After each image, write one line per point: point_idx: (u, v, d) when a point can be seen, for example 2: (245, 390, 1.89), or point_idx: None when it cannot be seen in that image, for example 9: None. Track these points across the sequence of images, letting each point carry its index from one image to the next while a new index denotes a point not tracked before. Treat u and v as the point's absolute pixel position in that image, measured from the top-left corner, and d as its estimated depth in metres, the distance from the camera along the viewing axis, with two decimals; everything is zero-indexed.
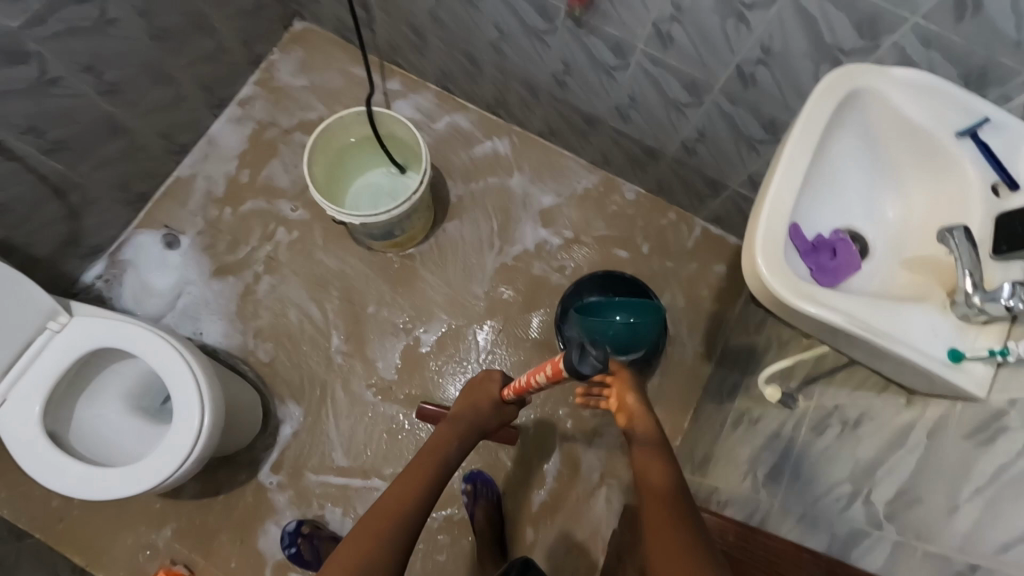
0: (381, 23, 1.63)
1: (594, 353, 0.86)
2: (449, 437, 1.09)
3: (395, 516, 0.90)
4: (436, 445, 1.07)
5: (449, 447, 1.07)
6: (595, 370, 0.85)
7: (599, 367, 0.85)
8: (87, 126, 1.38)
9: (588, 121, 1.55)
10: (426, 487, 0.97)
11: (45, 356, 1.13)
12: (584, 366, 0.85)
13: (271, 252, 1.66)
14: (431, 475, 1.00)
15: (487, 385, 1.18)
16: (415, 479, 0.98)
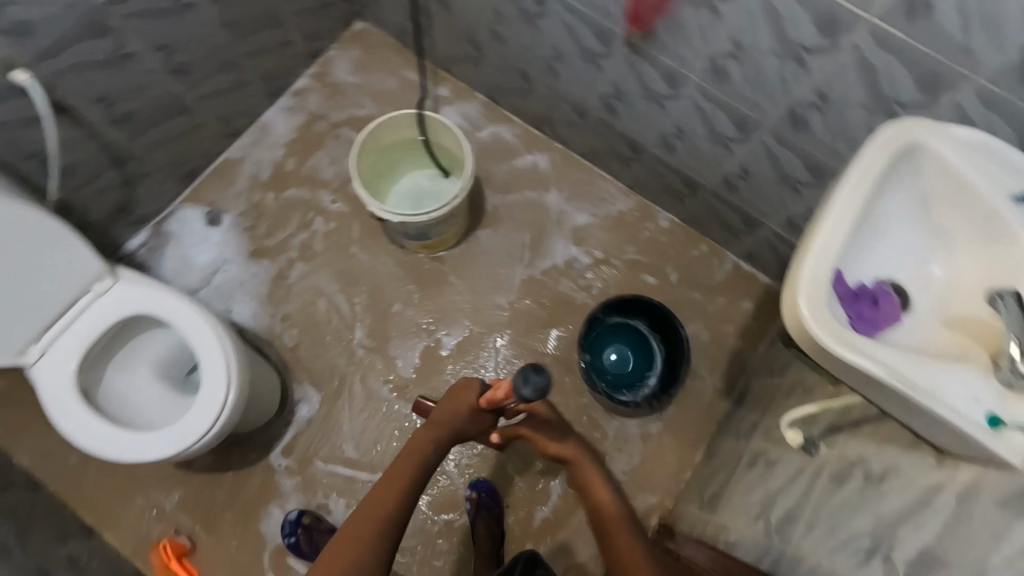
0: (440, 31, 1.67)
1: (537, 376, 0.89)
2: (424, 440, 1.13)
3: (383, 520, 1.06)
4: (412, 452, 1.13)
5: (427, 450, 1.12)
6: (535, 392, 0.88)
7: (540, 390, 0.88)
8: (152, 102, 1.44)
9: (631, 146, 1.57)
10: (407, 489, 1.10)
11: (87, 315, 1.17)
12: (525, 388, 0.88)
13: (307, 240, 1.70)
14: (410, 480, 1.11)
15: (464, 393, 1.10)
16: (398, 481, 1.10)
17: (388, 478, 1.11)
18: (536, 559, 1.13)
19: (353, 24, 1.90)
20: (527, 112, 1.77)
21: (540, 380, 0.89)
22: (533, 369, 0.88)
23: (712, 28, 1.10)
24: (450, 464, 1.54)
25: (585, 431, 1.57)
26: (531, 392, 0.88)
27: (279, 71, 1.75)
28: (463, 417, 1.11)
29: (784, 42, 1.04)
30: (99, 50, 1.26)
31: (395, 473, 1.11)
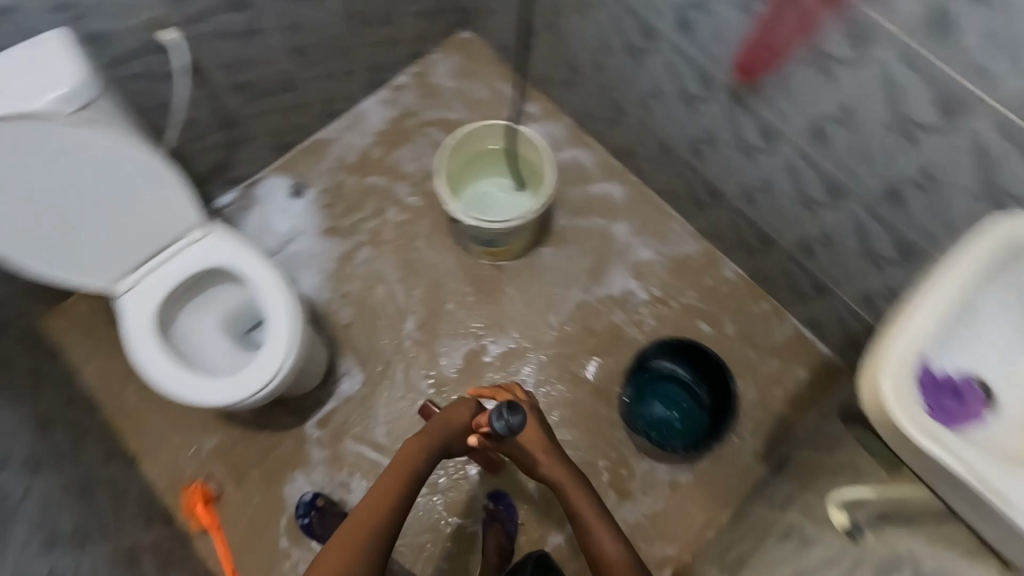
0: (542, 52, 1.73)
1: (511, 415, 1.02)
2: (416, 448, 1.12)
3: (371, 532, 1.05)
4: (400, 464, 1.11)
5: (420, 460, 1.12)
6: (506, 428, 1.01)
7: (510, 428, 1.01)
8: (270, 75, 1.55)
9: (711, 192, 1.56)
10: (397, 498, 1.09)
11: (175, 261, 1.23)
12: (499, 422, 1.02)
13: (379, 226, 1.77)
14: (399, 490, 1.09)
15: (459, 410, 1.19)
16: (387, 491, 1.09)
17: (375, 496, 1.09)
18: (545, 561, 1.34)
19: (459, 33, 1.99)
20: (610, 141, 1.79)
21: (513, 419, 1.02)
22: (507, 406, 1.02)
23: (823, 90, 1.10)
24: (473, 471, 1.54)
25: (612, 466, 1.55)
26: (504, 427, 1.02)
27: (384, 65, 1.85)
28: (458, 431, 1.18)
29: (897, 115, 1.02)
30: (238, 22, 1.37)
31: (384, 487, 1.09)
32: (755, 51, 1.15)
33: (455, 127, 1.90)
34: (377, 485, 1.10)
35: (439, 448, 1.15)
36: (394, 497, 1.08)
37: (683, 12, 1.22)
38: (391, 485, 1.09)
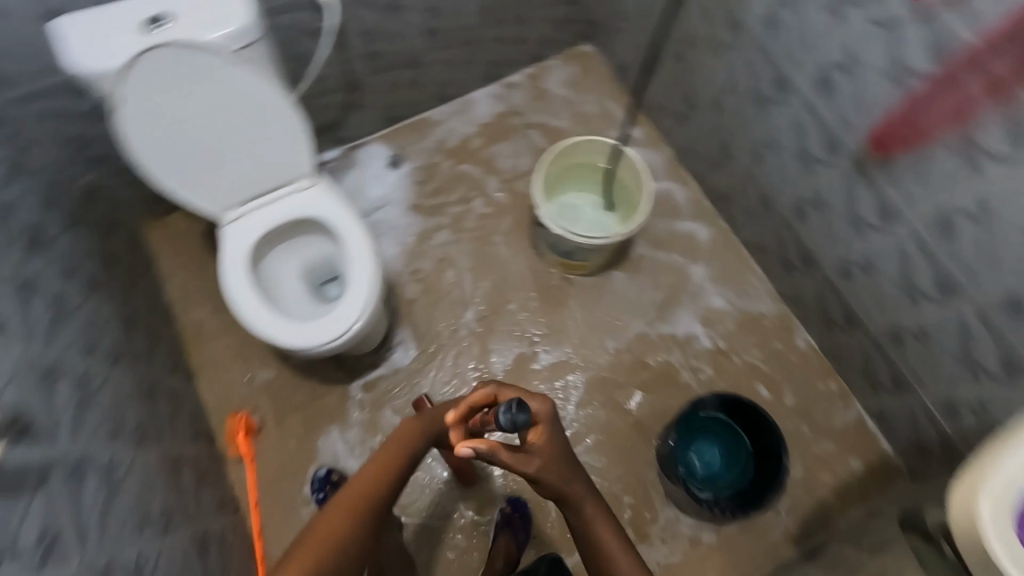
0: (662, 80, 1.72)
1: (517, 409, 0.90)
2: (411, 430, 1.11)
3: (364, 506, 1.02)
4: (379, 459, 1.07)
5: (415, 442, 1.10)
6: (514, 421, 0.89)
7: (517, 420, 0.89)
8: (401, 49, 1.61)
9: (805, 256, 1.51)
10: (392, 477, 1.07)
11: (281, 203, 1.28)
12: (506, 416, 0.90)
13: (462, 213, 1.81)
14: (394, 468, 1.07)
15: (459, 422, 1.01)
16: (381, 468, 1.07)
17: (352, 492, 1.03)
18: (557, 562, 1.40)
19: (581, 45, 2.02)
20: (709, 182, 1.77)
21: (519, 416, 0.90)
22: (513, 402, 0.90)
23: (962, 182, 1.04)
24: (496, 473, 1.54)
25: (636, 505, 1.52)
26: (509, 423, 0.90)
27: (505, 61, 1.89)
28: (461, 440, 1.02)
29: None
30: None
31: (368, 476, 1.05)
32: (896, 126, 1.11)
33: (556, 135, 1.92)
34: (355, 480, 1.05)
35: (427, 439, 1.12)
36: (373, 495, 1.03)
37: (829, 70, 1.19)
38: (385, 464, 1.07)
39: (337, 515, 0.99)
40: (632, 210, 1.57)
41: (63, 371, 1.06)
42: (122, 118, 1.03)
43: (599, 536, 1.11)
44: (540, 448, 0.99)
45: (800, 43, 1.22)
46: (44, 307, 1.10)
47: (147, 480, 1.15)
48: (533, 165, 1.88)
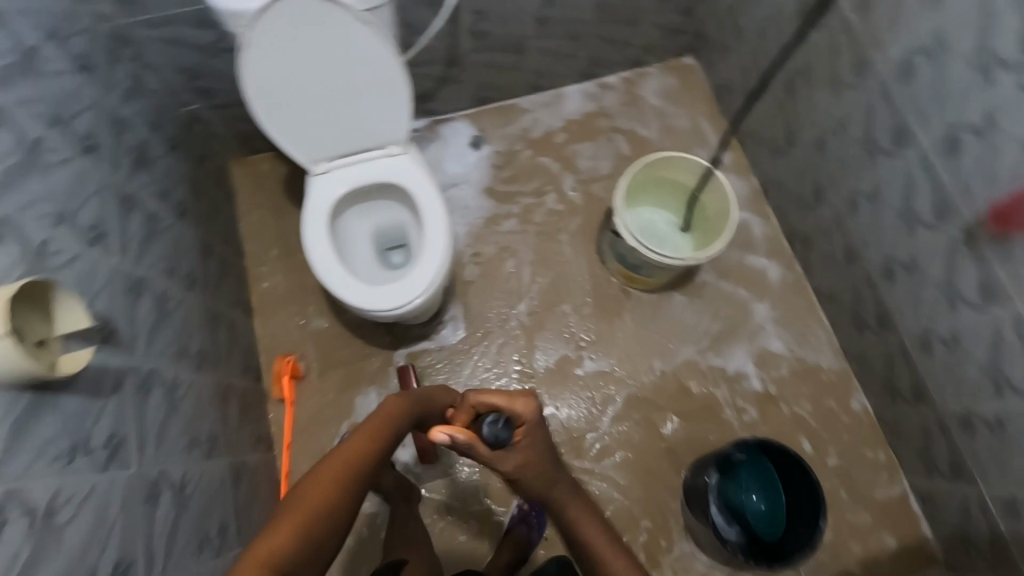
0: (766, 108, 1.66)
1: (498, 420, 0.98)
2: (397, 409, 1.05)
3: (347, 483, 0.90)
4: (362, 436, 0.98)
5: (401, 421, 1.05)
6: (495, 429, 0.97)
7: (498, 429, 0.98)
8: (509, 32, 1.60)
9: (883, 317, 1.43)
10: (377, 453, 0.97)
11: (369, 165, 1.29)
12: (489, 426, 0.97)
13: (533, 206, 1.80)
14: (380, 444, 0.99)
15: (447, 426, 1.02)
16: (368, 442, 0.97)
17: (337, 464, 0.91)
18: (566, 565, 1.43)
19: (684, 57, 1.96)
20: (792, 220, 1.70)
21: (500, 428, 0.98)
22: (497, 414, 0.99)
23: None
24: None
25: (653, 531, 1.50)
26: (491, 435, 0.97)
27: (605, 61, 1.86)
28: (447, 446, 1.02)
29: None
30: None
31: (355, 450, 0.95)
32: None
33: (641, 144, 1.88)
34: (340, 453, 0.94)
35: (411, 418, 1.08)
36: (358, 469, 0.92)
37: (959, 131, 1.12)
38: (372, 441, 0.97)
39: (321, 483, 0.87)
40: (709, 238, 1.53)
41: (147, 287, 1.11)
42: (244, 59, 1.05)
43: (581, 526, 1.16)
44: (524, 447, 1.05)
45: (934, 98, 1.15)
46: (139, 224, 1.15)
47: (200, 404, 1.20)
48: (612, 170, 1.85)
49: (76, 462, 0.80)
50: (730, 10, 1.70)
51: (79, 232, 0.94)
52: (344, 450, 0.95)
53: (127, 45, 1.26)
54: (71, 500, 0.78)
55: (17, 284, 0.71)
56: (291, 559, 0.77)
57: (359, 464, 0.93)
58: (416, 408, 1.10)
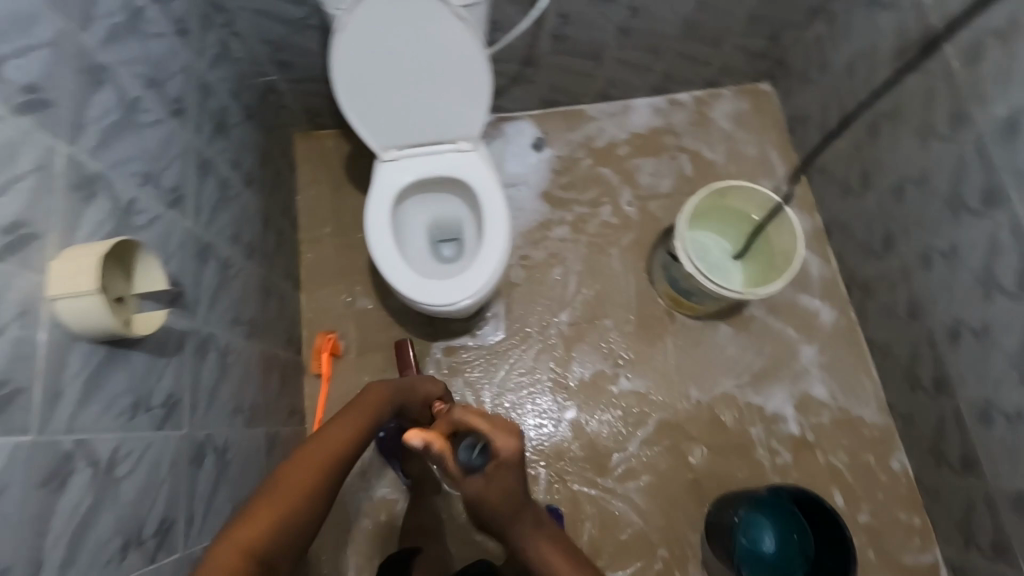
0: (844, 146, 1.60)
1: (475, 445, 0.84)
2: (382, 398, 1.03)
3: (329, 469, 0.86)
4: (338, 422, 0.93)
5: (385, 411, 1.02)
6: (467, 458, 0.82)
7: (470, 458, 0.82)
8: (590, 39, 1.57)
9: (940, 380, 1.38)
10: (361, 440, 0.94)
11: (438, 157, 1.28)
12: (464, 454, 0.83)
13: (587, 215, 1.78)
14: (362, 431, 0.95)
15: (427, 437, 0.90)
16: (352, 429, 0.93)
17: (315, 453, 0.87)
18: None
19: (761, 83, 1.91)
20: (854, 265, 1.64)
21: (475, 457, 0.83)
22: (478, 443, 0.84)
23: None
24: (541, 476, 1.53)
25: (669, 560, 1.47)
26: (464, 462, 0.82)
27: (681, 78, 1.82)
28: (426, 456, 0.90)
29: None
30: None
31: (339, 436, 0.90)
32: None
33: (706, 167, 1.84)
34: (317, 440, 0.89)
35: (394, 407, 1.06)
36: (334, 459, 0.87)
37: None
38: (357, 427, 0.94)
39: (300, 472, 0.83)
40: (767, 274, 1.48)
41: (212, 253, 1.13)
42: (336, 37, 1.06)
43: None
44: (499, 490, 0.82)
45: None
46: (212, 190, 1.17)
47: (246, 372, 1.22)
48: (672, 190, 1.81)
49: (138, 418, 0.83)
50: (819, 41, 1.64)
51: (161, 193, 0.96)
52: (323, 439, 0.89)
53: (220, 12, 1.28)
54: (130, 455, 0.80)
55: (108, 242, 0.73)
56: (271, 547, 0.76)
57: (336, 452, 0.88)
58: (398, 396, 1.07)
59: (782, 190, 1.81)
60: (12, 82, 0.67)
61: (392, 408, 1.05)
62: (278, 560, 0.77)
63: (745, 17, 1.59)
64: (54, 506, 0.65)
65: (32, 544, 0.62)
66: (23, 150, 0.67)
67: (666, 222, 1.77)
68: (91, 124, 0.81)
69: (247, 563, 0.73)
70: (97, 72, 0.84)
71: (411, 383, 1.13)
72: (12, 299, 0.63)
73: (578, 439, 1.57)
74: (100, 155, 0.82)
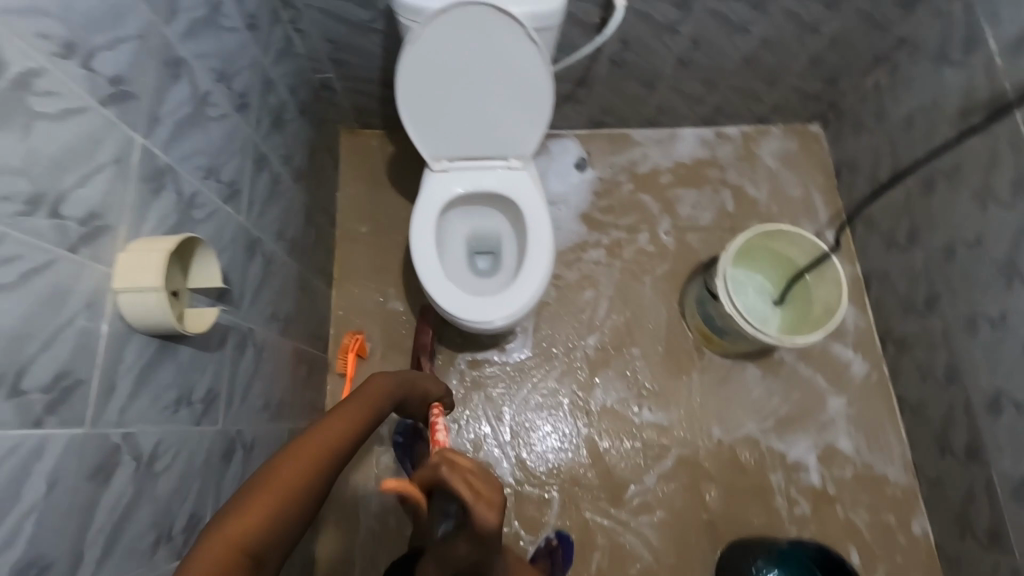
0: (894, 198, 1.58)
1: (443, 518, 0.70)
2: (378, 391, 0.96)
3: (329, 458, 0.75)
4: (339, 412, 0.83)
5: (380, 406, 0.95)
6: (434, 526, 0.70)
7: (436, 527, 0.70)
8: (647, 67, 1.56)
9: (974, 448, 1.35)
10: (358, 433, 0.84)
11: (489, 173, 1.28)
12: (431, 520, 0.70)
13: (624, 241, 1.76)
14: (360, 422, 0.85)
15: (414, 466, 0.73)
16: (353, 419, 0.84)
17: (321, 440, 0.76)
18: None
19: (811, 124, 1.89)
20: (891, 320, 1.61)
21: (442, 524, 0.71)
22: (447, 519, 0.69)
23: None
24: (554, 500, 1.52)
25: None
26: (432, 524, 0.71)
27: (731, 112, 1.80)
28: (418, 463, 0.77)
29: None
30: (668, 15, 1.38)
31: (336, 426, 0.80)
32: None
33: (747, 203, 1.82)
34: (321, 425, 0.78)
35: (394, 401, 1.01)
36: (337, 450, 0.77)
37: None
38: (355, 417, 0.85)
39: (307, 457, 0.72)
40: (803, 321, 1.46)
41: (259, 248, 1.14)
42: (407, 51, 1.05)
43: None
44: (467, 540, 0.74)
45: None
46: (264, 185, 1.18)
47: (277, 368, 1.22)
48: (712, 223, 1.79)
49: (180, 412, 0.83)
50: (879, 90, 1.61)
51: (220, 187, 0.97)
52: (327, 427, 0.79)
53: (288, 8, 1.29)
54: (169, 450, 0.80)
55: (175, 237, 0.73)
56: (266, 540, 0.63)
57: (340, 443, 0.78)
58: (397, 391, 1.03)
59: (823, 234, 1.79)
60: (101, 74, 0.67)
61: (390, 403, 0.99)
62: (269, 558, 0.64)
63: (806, 59, 1.57)
64: (99, 501, 0.65)
65: (76, 538, 0.61)
66: (104, 142, 0.67)
67: (703, 255, 1.75)
68: (165, 117, 0.81)
69: (238, 557, 0.60)
70: (175, 64, 0.84)
71: (412, 381, 1.11)
72: (82, 291, 0.63)
73: (594, 466, 1.55)
74: (170, 148, 0.82)
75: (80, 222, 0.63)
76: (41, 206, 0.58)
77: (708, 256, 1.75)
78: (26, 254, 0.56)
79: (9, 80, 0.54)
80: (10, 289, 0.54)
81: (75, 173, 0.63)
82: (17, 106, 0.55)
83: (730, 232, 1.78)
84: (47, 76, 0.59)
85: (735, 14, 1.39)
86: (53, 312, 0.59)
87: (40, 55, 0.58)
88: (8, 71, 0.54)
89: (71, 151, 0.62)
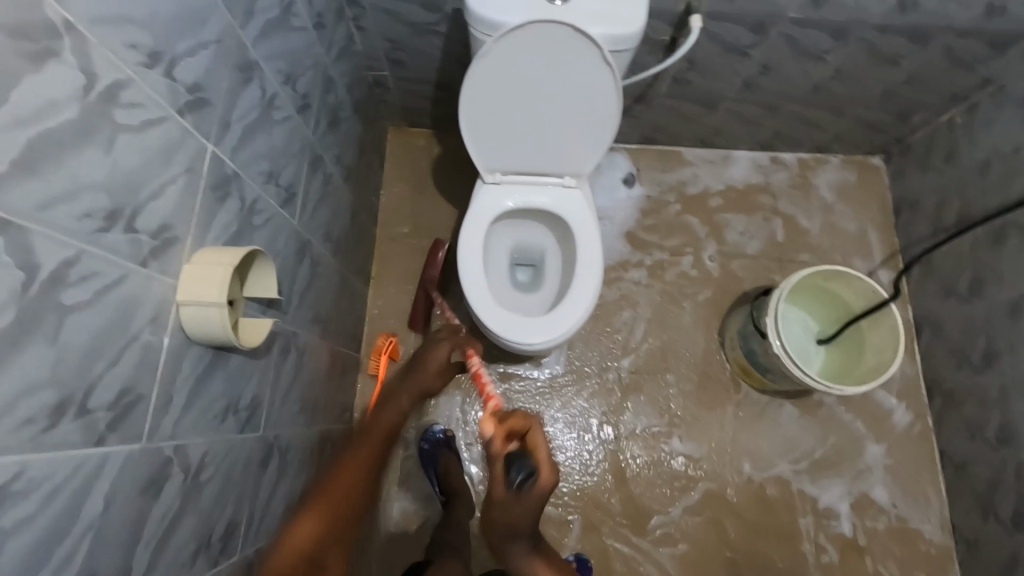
0: (958, 246, 1.50)
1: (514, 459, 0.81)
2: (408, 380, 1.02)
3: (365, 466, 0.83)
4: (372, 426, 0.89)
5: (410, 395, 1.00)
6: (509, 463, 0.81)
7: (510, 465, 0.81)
8: (711, 89, 1.49)
9: (1022, 517, 1.29)
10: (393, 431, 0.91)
11: (542, 190, 1.25)
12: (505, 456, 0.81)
13: (667, 263, 1.72)
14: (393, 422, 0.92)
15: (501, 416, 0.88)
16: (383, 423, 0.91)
17: (355, 464, 0.82)
18: None
19: (872, 156, 1.82)
20: (942, 371, 1.55)
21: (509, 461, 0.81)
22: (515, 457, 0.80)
23: None
24: (575, 524, 1.50)
25: None
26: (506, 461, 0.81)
27: (791, 139, 1.74)
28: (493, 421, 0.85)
29: None
30: (743, 40, 1.30)
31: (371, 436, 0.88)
32: None
33: (799, 234, 1.76)
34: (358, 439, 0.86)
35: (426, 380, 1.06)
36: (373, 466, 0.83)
37: None
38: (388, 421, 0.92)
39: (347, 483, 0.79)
40: (849, 368, 1.41)
41: (308, 252, 1.13)
42: (476, 65, 1.02)
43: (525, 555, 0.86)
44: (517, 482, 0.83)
45: None
46: (318, 187, 1.16)
47: (315, 370, 1.22)
48: (760, 252, 1.74)
49: (227, 421, 0.82)
50: (954, 130, 1.53)
51: (277, 191, 0.95)
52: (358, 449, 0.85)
53: (352, 6, 1.26)
54: (214, 460, 0.80)
55: (239, 250, 0.72)
56: (322, 546, 0.73)
57: (378, 460, 0.85)
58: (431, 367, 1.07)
59: (875, 274, 1.72)
60: (181, 82, 0.66)
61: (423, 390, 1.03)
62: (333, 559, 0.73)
63: (880, 93, 1.49)
64: (148, 517, 0.65)
65: (125, 555, 0.61)
66: (179, 151, 0.66)
67: (748, 284, 1.70)
68: (235, 123, 0.79)
69: (299, 563, 0.70)
70: (247, 68, 0.82)
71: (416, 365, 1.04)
72: (149, 305, 0.62)
73: (618, 492, 1.53)
74: (236, 155, 0.80)
75: (152, 234, 0.62)
76: (119, 221, 0.56)
77: (754, 287, 1.69)
78: (103, 271, 0.55)
79: (97, 94, 0.52)
80: (86, 307, 0.53)
81: (152, 184, 0.61)
82: (104, 119, 0.54)
83: (778, 263, 1.72)
84: (132, 87, 0.57)
85: (815, 44, 1.31)
86: (123, 327, 0.58)
87: (127, 66, 0.56)
88: (98, 84, 0.52)
89: (149, 163, 0.61)
